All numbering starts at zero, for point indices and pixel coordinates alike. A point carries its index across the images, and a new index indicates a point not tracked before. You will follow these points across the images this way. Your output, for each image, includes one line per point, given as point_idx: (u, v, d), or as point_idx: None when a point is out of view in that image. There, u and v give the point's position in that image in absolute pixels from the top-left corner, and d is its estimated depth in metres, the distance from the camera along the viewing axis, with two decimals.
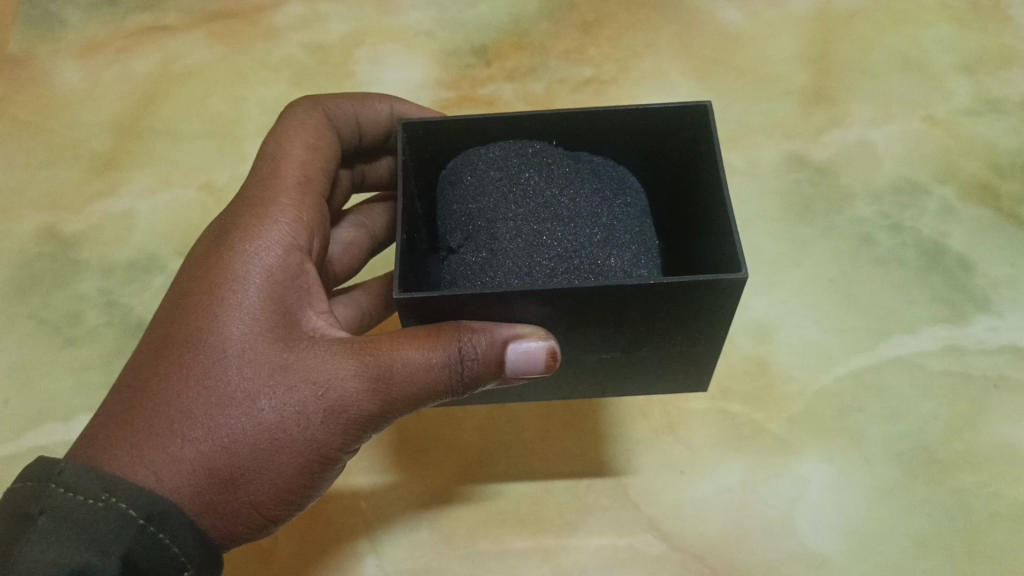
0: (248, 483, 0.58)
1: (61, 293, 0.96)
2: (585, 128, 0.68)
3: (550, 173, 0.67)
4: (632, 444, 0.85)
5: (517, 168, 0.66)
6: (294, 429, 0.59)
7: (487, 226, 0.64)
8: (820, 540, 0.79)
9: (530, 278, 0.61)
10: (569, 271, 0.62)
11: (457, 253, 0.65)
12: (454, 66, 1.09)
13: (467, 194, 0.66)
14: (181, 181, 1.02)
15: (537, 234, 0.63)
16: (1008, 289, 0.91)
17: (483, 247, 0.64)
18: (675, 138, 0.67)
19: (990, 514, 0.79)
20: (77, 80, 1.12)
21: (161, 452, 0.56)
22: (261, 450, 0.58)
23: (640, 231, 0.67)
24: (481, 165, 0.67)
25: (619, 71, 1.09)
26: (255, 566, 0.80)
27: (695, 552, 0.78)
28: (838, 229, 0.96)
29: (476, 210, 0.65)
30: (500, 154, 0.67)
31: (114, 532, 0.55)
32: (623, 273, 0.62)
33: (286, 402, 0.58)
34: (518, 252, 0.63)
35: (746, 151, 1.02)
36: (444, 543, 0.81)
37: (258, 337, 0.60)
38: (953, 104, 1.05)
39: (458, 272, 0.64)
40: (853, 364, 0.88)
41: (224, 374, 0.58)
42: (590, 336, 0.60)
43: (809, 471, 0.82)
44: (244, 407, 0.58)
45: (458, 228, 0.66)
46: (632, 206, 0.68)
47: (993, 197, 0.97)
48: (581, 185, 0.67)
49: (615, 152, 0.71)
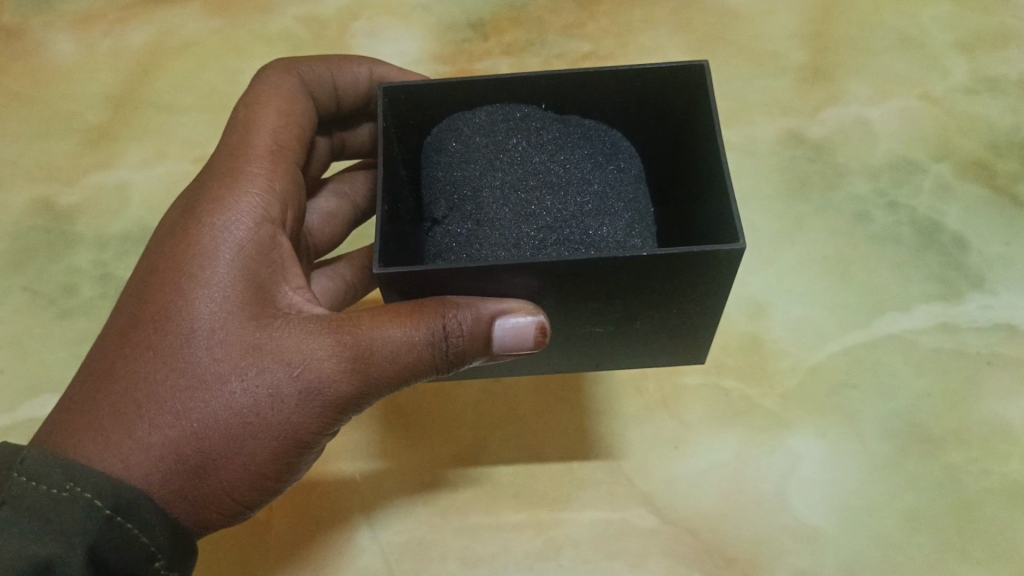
0: (220, 468, 0.58)
1: (57, 265, 0.96)
2: (575, 91, 0.68)
3: (539, 138, 0.67)
4: (623, 419, 0.85)
5: (504, 134, 0.66)
6: (267, 411, 0.59)
7: (473, 196, 0.64)
8: (812, 515, 0.79)
9: (518, 249, 0.61)
10: (558, 240, 0.62)
11: (443, 224, 0.65)
12: (450, 40, 1.09)
13: (453, 162, 0.66)
14: (177, 154, 1.02)
15: (526, 204, 0.64)
16: (1002, 267, 0.92)
17: (469, 218, 0.64)
18: (672, 101, 0.67)
19: (982, 490, 0.80)
20: (71, 52, 1.11)
21: (129, 438, 0.56)
22: (232, 435, 0.58)
23: (633, 199, 0.67)
24: (467, 131, 0.67)
25: (617, 46, 1.08)
26: (247, 539, 0.81)
27: (688, 527, 0.79)
28: (833, 207, 0.96)
29: (461, 179, 0.65)
30: (486, 119, 0.67)
31: (80, 522, 0.54)
32: (616, 243, 0.62)
33: (258, 384, 0.58)
34: (507, 222, 0.63)
35: (743, 128, 1.02)
36: (438, 516, 0.81)
37: (229, 318, 0.60)
38: (951, 83, 1.04)
39: (444, 243, 0.64)
40: (847, 341, 0.88)
41: (194, 356, 0.58)
42: (582, 309, 0.60)
43: (802, 447, 0.83)
44: (215, 390, 0.58)
45: (444, 198, 0.66)
46: (625, 172, 0.69)
47: (989, 176, 0.97)
48: (571, 151, 0.67)
49: (607, 116, 0.71)
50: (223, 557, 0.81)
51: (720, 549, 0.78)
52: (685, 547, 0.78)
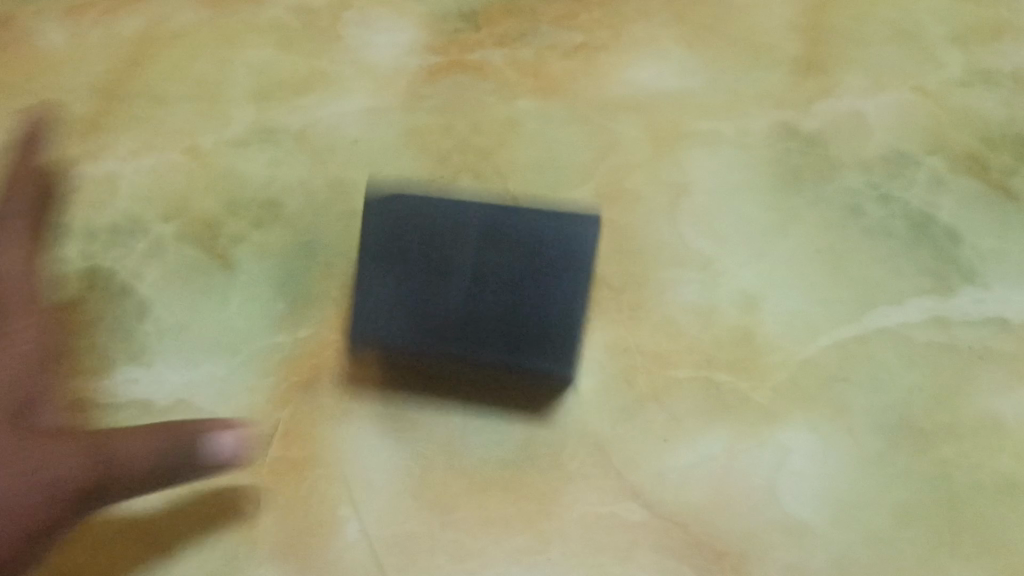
0: (183, 471, 0.80)
1: (46, 258, 0.97)
2: (499, 233, 0.85)
3: (460, 241, 0.85)
4: (615, 412, 0.86)
5: (436, 226, 0.86)
6: (190, 444, 0.80)
7: (405, 268, 0.85)
8: (800, 507, 0.82)
9: (429, 322, 0.84)
10: (468, 331, 0.84)
11: (382, 292, 0.86)
12: (442, 30, 1.06)
13: (404, 235, 0.86)
14: (166, 145, 1.02)
15: (434, 287, 0.85)
16: (995, 261, 0.91)
17: (401, 287, 0.85)
18: (567, 265, 0.84)
19: (971, 484, 0.83)
20: (59, 40, 1.09)
21: (94, 444, 0.80)
22: (176, 447, 0.80)
23: (527, 304, 0.84)
24: (411, 214, 0.86)
25: (610, 37, 1.05)
26: (239, 531, 0.84)
27: (676, 520, 0.82)
28: (826, 200, 0.96)
29: (404, 248, 0.86)
30: (426, 206, 0.87)
31: (74, 471, 0.78)
32: (495, 359, 0.84)
33: (178, 442, 0.80)
34: (422, 302, 0.84)
35: (738, 120, 1.00)
36: (428, 510, 0.83)
37: (153, 436, 0.81)
38: (945, 76, 1.01)
39: (378, 312, 0.85)
40: (838, 334, 0.88)
41: (131, 445, 0.80)
42: (455, 354, 0.84)
43: (791, 440, 0.84)
44: (153, 438, 0.80)
45: (389, 268, 0.86)
46: (524, 270, 0.84)
47: (982, 170, 0.97)
48: (486, 255, 0.85)
49: (517, 244, 0.85)
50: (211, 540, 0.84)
51: (710, 544, 0.82)
52: (675, 541, 0.82)
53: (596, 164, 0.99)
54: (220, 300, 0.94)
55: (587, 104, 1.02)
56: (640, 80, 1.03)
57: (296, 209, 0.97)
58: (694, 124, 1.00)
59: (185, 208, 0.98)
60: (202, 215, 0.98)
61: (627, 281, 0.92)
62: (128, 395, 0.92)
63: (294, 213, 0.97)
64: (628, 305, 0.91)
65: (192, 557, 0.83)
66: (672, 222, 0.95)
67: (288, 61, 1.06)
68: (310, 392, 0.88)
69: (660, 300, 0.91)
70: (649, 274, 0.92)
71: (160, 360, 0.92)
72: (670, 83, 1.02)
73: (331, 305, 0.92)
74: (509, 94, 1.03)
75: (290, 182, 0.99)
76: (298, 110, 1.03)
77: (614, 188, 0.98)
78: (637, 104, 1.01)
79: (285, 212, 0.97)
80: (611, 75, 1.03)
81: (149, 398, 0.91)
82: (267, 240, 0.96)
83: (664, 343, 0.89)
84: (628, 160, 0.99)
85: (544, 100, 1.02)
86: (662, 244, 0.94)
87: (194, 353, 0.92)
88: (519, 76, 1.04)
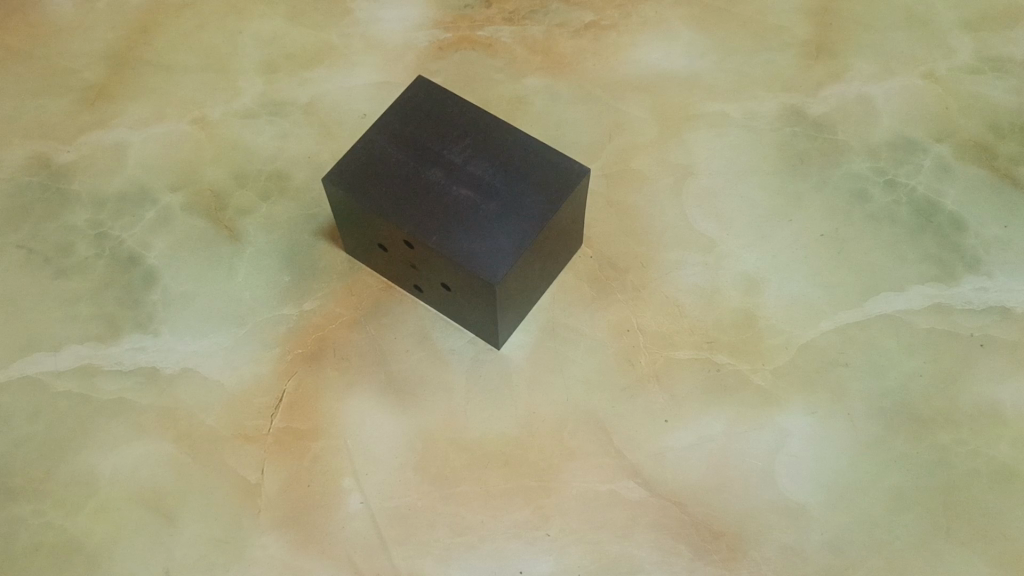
0: None
1: (52, 224, 0.96)
2: (518, 163, 0.82)
3: (472, 154, 0.82)
4: (616, 391, 0.86)
5: (460, 134, 0.83)
6: None
7: (426, 124, 0.84)
8: (799, 491, 0.82)
9: (428, 149, 0.82)
10: (430, 205, 0.80)
11: (400, 110, 0.84)
12: (451, 5, 1.07)
13: (438, 104, 0.85)
14: (175, 115, 1.01)
15: (438, 148, 0.82)
16: (999, 250, 0.93)
17: (418, 124, 0.84)
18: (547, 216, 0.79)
19: (969, 470, 0.83)
20: (67, 7, 1.08)
21: None
22: None
23: (500, 225, 0.79)
24: (447, 105, 0.85)
25: (620, 17, 1.07)
26: (242, 502, 0.82)
27: (676, 499, 0.82)
28: (831, 184, 0.96)
29: (431, 105, 0.85)
30: (460, 114, 0.84)
31: None
32: (472, 199, 0.80)
33: None
34: (426, 142, 0.83)
35: (744, 103, 1.01)
36: (429, 483, 0.83)
37: None
38: (956, 61, 1.04)
39: (402, 113, 0.84)
40: (840, 319, 0.90)
41: None
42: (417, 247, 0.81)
43: (791, 424, 0.85)
44: None
45: (417, 113, 0.84)
46: (514, 208, 0.80)
47: (990, 157, 0.98)
48: (492, 175, 0.81)
49: (532, 179, 0.81)
50: (213, 511, 0.82)
51: (708, 523, 0.81)
52: (671, 519, 0.81)
53: (604, 144, 0.99)
54: (228, 271, 0.93)
55: (596, 84, 1.02)
56: (649, 61, 1.04)
57: (302, 182, 0.98)
58: (704, 106, 1.01)
59: (192, 177, 0.98)
60: (210, 185, 0.97)
61: (631, 261, 0.92)
62: (132, 364, 0.88)
63: (301, 187, 0.97)
64: (632, 285, 0.91)
65: (195, 529, 0.81)
66: (677, 203, 0.95)
67: (297, 35, 1.06)
68: (314, 364, 0.88)
69: (664, 280, 0.91)
70: (653, 254, 0.93)
71: (166, 328, 0.90)
72: (679, 64, 1.04)
73: (337, 278, 0.92)
74: (518, 72, 1.03)
75: (297, 155, 0.99)
76: (306, 84, 1.03)
77: (623, 168, 0.97)
78: (646, 85, 1.02)
79: (290, 185, 0.97)
80: (620, 54, 1.04)
81: (155, 367, 0.88)
82: (273, 212, 0.96)
83: (666, 324, 0.89)
84: (635, 142, 0.99)
85: (552, 79, 1.03)
86: (667, 225, 0.94)
87: (200, 323, 0.90)
88: (529, 54, 1.04)
